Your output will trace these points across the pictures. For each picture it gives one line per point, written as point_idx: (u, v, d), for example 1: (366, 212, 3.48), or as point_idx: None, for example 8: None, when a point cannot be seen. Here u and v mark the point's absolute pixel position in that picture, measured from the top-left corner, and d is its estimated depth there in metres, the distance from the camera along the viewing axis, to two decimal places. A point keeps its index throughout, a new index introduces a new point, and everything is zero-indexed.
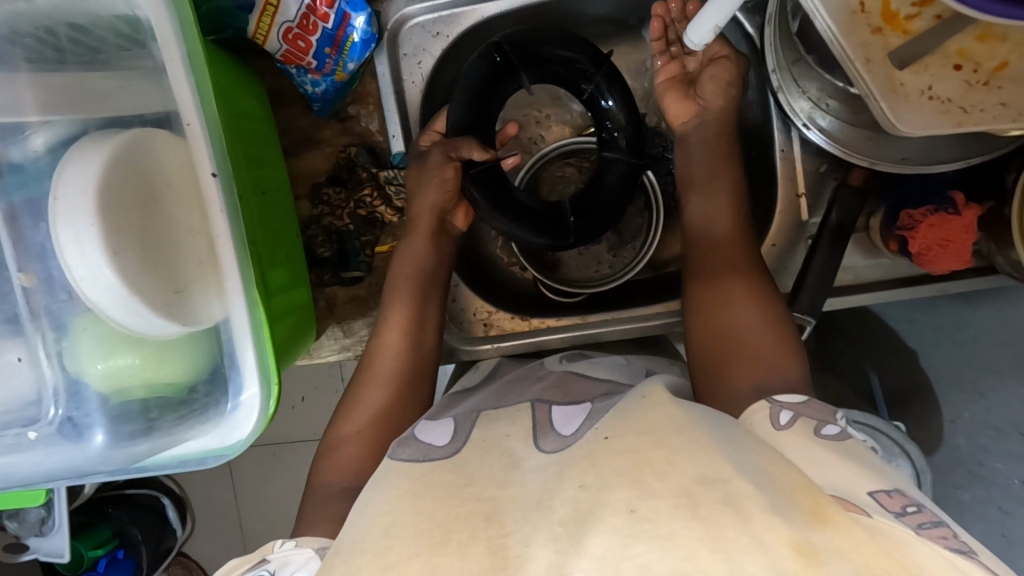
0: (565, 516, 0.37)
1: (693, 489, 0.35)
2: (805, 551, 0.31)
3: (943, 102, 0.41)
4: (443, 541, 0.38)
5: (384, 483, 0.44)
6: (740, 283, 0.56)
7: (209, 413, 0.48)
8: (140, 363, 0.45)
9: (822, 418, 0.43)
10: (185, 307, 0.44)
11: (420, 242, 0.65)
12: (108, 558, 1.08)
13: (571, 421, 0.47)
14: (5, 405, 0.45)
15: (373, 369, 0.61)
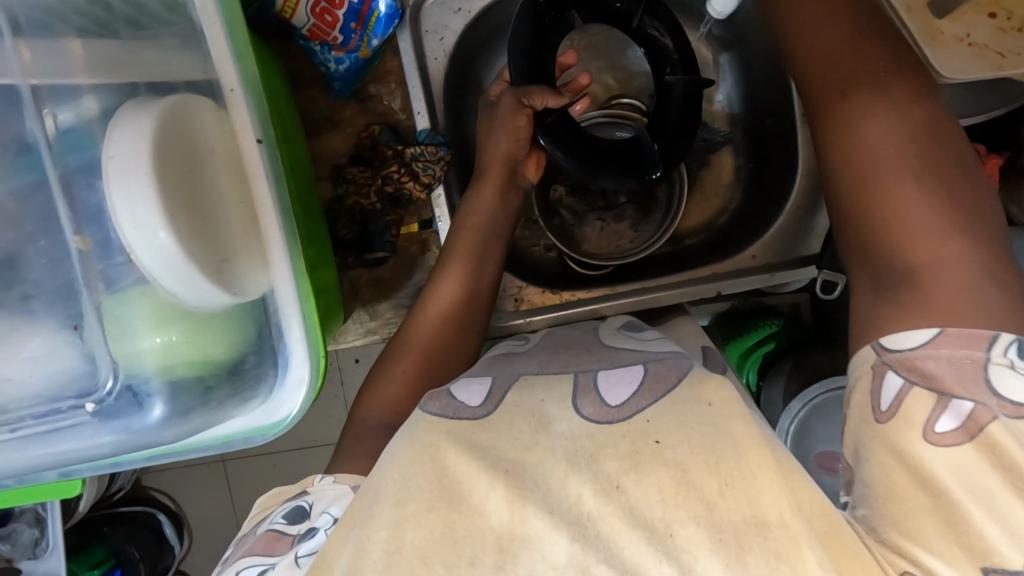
0: (593, 511, 0.37)
1: (744, 533, 0.35)
2: None
3: (980, 48, 0.49)
4: (463, 500, 0.38)
5: (414, 434, 0.42)
6: (881, 117, 0.47)
7: (259, 385, 0.49)
8: (191, 334, 0.44)
9: (940, 398, 0.38)
10: (234, 276, 0.44)
11: (488, 196, 0.65)
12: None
13: (620, 388, 0.43)
14: (56, 380, 0.43)
15: (426, 311, 0.61)
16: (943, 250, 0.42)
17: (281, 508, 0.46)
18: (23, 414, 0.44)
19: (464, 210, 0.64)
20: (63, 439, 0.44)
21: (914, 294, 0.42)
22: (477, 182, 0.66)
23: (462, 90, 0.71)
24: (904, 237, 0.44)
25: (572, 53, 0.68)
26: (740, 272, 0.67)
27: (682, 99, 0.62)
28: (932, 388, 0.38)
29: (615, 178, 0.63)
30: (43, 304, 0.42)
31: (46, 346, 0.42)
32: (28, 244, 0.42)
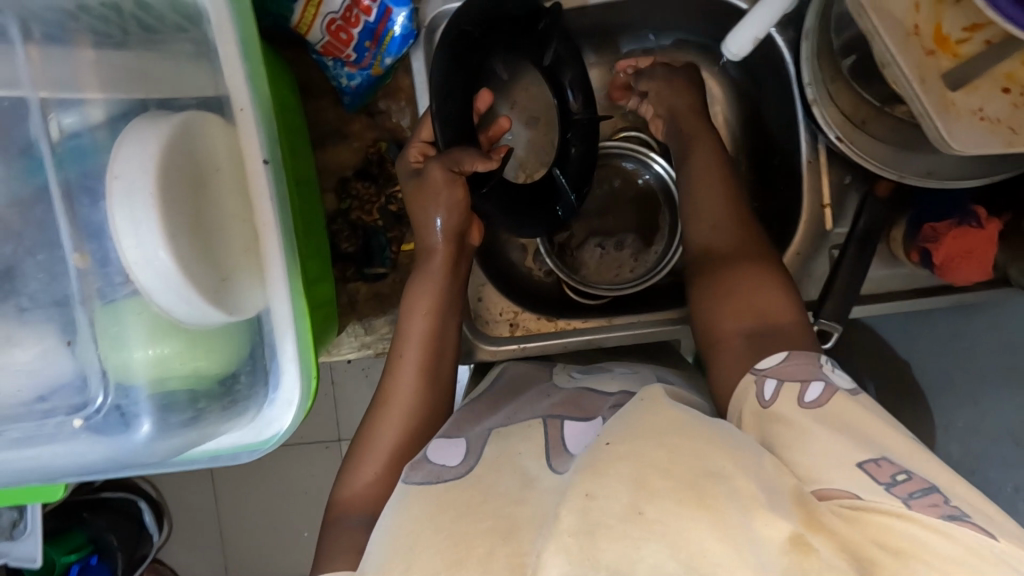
0: (575, 527, 0.34)
1: (700, 485, 0.36)
2: (800, 544, 0.34)
3: (992, 122, 0.43)
4: (464, 558, 0.38)
5: (401, 512, 0.43)
6: (755, 276, 0.56)
7: (249, 404, 0.49)
8: (185, 354, 0.44)
9: (803, 378, 0.46)
10: (232, 295, 0.44)
11: (439, 264, 0.61)
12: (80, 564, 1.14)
13: (584, 438, 0.48)
14: (44, 393, 0.43)
15: (390, 402, 0.59)
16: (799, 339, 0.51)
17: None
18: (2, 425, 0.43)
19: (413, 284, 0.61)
20: (46, 452, 0.44)
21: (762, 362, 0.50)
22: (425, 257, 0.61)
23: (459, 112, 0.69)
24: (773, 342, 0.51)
25: (487, 93, 0.61)
26: None
27: (581, 145, 0.67)
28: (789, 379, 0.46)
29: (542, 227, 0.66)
30: (35, 314, 0.42)
31: (36, 359, 0.42)
32: (27, 257, 0.41)
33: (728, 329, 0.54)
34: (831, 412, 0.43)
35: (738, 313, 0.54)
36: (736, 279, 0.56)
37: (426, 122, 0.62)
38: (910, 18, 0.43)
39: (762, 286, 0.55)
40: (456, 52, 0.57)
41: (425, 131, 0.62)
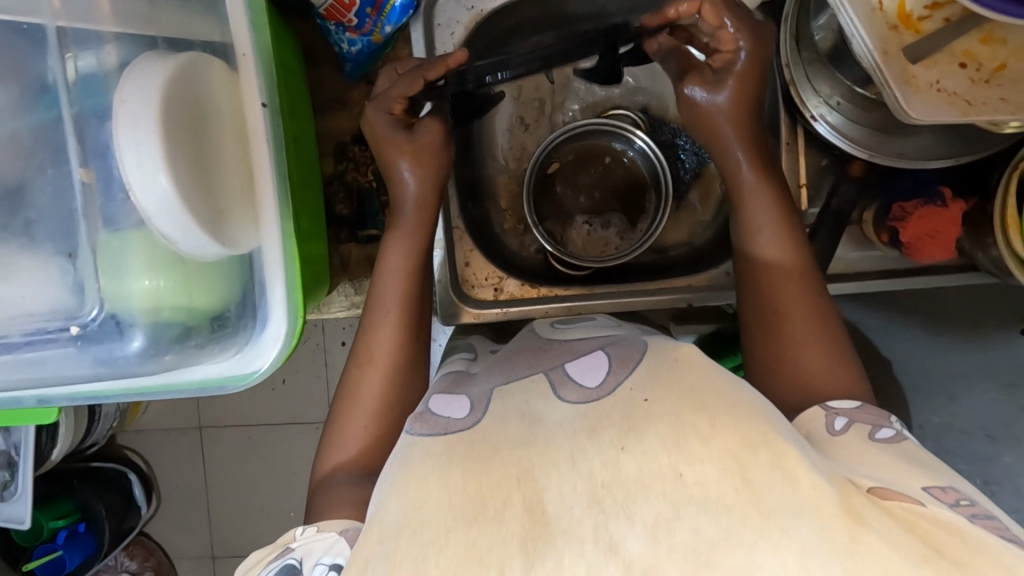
0: (606, 479, 0.37)
1: (740, 455, 0.36)
2: (853, 515, 0.34)
3: (949, 94, 0.46)
4: (480, 512, 0.37)
5: (409, 461, 0.42)
6: (801, 309, 0.55)
7: (239, 334, 0.51)
8: (175, 284, 0.46)
9: (875, 422, 0.46)
10: (226, 229, 0.46)
11: (414, 232, 0.63)
12: (67, 531, 1.22)
13: (593, 371, 0.45)
14: (43, 303, 0.46)
15: (374, 358, 0.61)
16: (842, 378, 0.52)
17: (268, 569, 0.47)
18: (14, 334, 0.47)
19: (387, 250, 0.63)
20: (49, 354, 0.48)
21: (804, 394, 0.51)
22: (391, 230, 0.64)
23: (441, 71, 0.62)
24: (815, 381, 0.52)
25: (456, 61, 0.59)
26: (718, 287, 0.71)
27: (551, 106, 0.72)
28: (867, 420, 0.47)
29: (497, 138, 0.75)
30: (45, 239, 0.45)
31: (40, 271, 0.45)
32: (38, 172, 0.45)
33: (778, 350, 0.54)
34: (904, 449, 0.43)
35: (775, 347, 0.54)
36: (791, 310, 0.55)
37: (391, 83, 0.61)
38: None
39: (807, 323, 0.54)
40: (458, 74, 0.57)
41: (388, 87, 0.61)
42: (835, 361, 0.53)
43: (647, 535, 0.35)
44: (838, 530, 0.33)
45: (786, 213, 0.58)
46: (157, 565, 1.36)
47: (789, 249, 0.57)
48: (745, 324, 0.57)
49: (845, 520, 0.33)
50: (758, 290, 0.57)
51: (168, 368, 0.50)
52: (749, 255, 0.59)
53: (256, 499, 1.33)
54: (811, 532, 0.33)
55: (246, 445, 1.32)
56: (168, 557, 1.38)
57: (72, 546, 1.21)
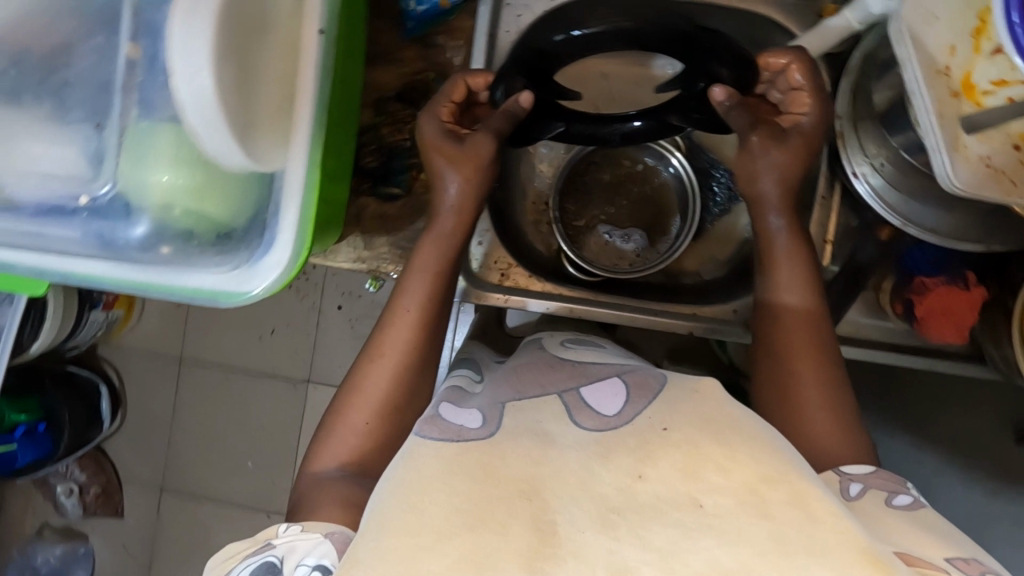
0: (619, 503, 0.38)
1: (757, 488, 0.37)
2: (876, 560, 0.34)
3: (997, 172, 0.45)
4: (484, 522, 0.37)
5: (416, 463, 0.41)
6: (816, 369, 0.55)
7: (242, 252, 0.51)
8: (190, 183, 0.47)
9: (890, 488, 0.45)
10: (253, 141, 0.46)
11: (449, 228, 0.63)
12: (27, 428, 1.21)
13: (607, 398, 0.45)
14: (60, 166, 0.47)
15: (385, 352, 0.61)
16: (845, 449, 0.51)
17: (247, 563, 0.47)
18: (28, 202, 0.49)
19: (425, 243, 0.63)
20: (58, 219, 0.49)
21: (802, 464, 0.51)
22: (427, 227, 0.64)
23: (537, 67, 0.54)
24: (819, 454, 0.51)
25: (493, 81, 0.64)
26: (725, 321, 0.69)
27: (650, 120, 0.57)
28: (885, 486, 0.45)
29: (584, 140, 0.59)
30: (81, 110, 0.46)
31: (71, 135, 0.46)
32: (85, 38, 0.46)
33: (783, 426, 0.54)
34: (923, 518, 0.42)
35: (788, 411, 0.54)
36: (803, 376, 0.55)
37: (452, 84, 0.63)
38: (943, 59, 0.46)
39: (820, 387, 0.54)
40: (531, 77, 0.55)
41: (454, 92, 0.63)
42: (839, 435, 0.52)
43: (659, 562, 0.35)
44: None
45: (811, 274, 0.58)
46: (105, 483, 1.35)
47: (809, 307, 0.57)
48: (757, 384, 0.57)
49: (869, 566, 0.33)
50: (778, 346, 0.57)
51: (162, 265, 0.50)
52: (768, 302, 0.58)
53: (219, 441, 1.33)
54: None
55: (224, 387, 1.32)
56: (118, 478, 1.36)
57: (28, 443, 1.22)
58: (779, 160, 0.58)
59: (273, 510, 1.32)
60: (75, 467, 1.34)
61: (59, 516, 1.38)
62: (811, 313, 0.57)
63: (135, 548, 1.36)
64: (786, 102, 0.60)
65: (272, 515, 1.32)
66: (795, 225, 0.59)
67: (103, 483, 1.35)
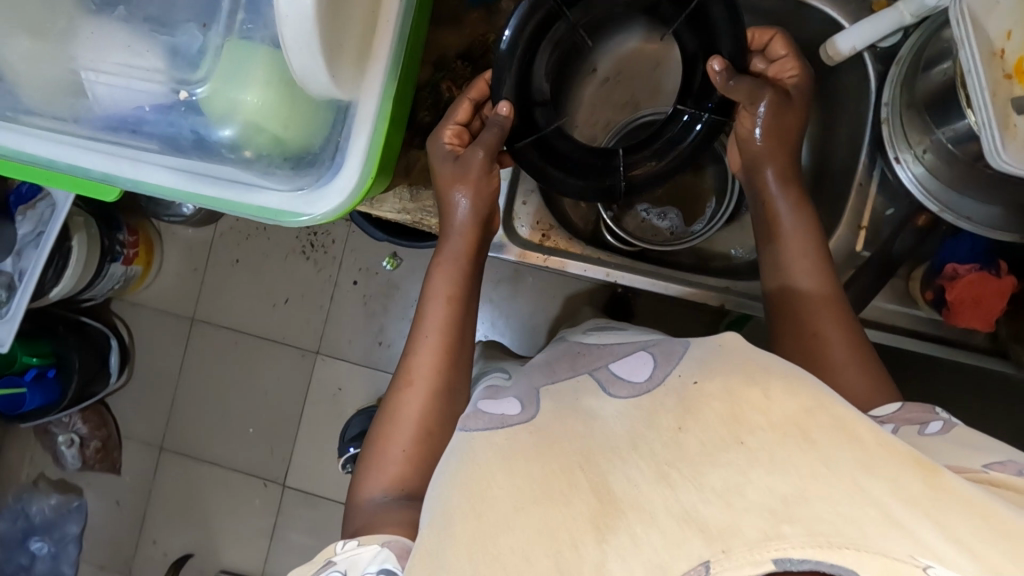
0: (670, 457, 0.37)
1: (799, 421, 0.36)
2: (926, 467, 0.35)
3: None
4: (547, 492, 0.38)
5: (468, 455, 0.43)
6: (841, 333, 0.58)
7: (312, 175, 0.53)
8: (273, 97, 0.48)
9: (921, 418, 0.49)
10: (337, 66, 0.48)
11: (459, 248, 0.66)
12: (37, 372, 1.19)
13: (639, 368, 0.46)
14: (163, 63, 0.50)
15: (413, 379, 0.63)
16: (873, 396, 0.54)
17: None
18: (101, 113, 0.52)
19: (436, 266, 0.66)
20: (150, 116, 0.51)
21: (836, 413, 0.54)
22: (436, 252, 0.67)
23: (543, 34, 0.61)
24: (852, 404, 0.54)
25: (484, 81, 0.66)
26: (750, 296, 0.71)
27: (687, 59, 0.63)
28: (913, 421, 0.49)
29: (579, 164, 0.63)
30: (191, 13, 0.50)
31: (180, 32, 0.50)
32: None
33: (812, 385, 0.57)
34: (958, 437, 0.45)
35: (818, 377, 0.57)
36: (830, 342, 0.57)
37: (456, 104, 0.66)
38: (998, 42, 0.49)
39: (846, 350, 0.57)
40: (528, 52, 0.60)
41: (458, 113, 0.66)
42: (866, 382, 0.55)
43: (720, 501, 0.34)
44: (917, 484, 0.34)
45: (823, 260, 0.61)
46: (105, 438, 1.34)
47: (825, 289, 0.60)
48: (784, 352, 0.60)
49: (920, 471, 0.34)
50: (801, 320, 0.59)
51: (226, 178, 0.52)
52: (784, 287, 0.61)
53: (224, 404, 1.33)
54: (888, 488, 0.33)
55: (232, 351, 1.33)
56: (119, 434, 1.36)
57: (37, 387, 1.19)
58: (784, 120, 0.62)
59: (270, 477, 1.31)
60: (77, 417, 1.32)
61: (56, 467, 1.37)
62: (828, 291, 0.60)
63: (129, 504, 1.35)
64: (771, 73, 0.64)
65: (269, 483, 1.31)
66: (801, 220, 0.62)
67: (103, 437, 1.34)
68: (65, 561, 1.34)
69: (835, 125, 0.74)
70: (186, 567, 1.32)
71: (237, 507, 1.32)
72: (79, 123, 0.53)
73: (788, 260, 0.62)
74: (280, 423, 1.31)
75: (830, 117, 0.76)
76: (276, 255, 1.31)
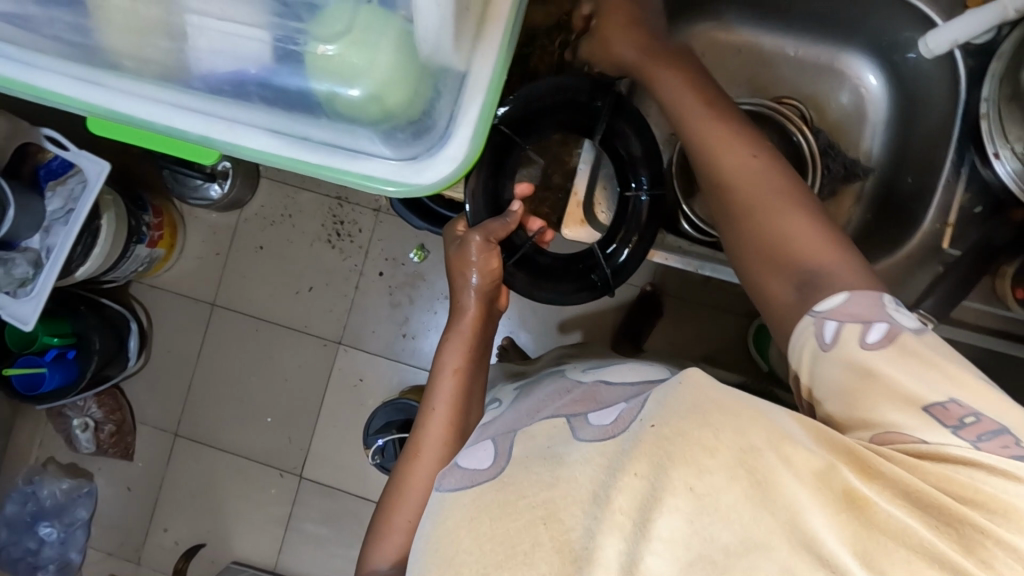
0: (633, 510, 0.39)
1: (745, 458, 0.38)
2: (855, 494, 0.37)
3: None
4: (511, 555, 0.41)
5: (440, 517, 0.46)
6: (797, 222, 0.51)
7: (416, 147, 0.51)
8: (397, 64, 0.48)
9: (868, 317, 0.43)
10: (461, 32, 0.47)
11: (466, 329, 0.68)
12: (59, 352, 1.13)
13: (612, 410, 0.47)
14: (285, 18, 0.48)
15: (421, 451, 0.62)
16: (845, 268, 0.47)
17: None
18: (206, 65, 0.50)
19: (444, 347, 0.67)
20: (261, 72, 0.50)
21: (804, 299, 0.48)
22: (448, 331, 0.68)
23: (508, 153, 0.68)
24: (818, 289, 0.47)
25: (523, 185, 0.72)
26: None
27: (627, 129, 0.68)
28: (858, 319, 0.43)
29: (559, 285, 0.72)
30: None
31: None
32: None
33: (778, 294, 0.50)
34: (899, 350, 0.41)
35: (792, 277, 0.49)
36: (793, 240, 0.50)
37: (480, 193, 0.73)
38: None
39: (811, 238, 0.50)
40: (496, 159, 0.68)
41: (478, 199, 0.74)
42: (831, 255, 0.48)
43: (675, 559, 0.37)
44: (844, 513, 0.37)
45: (771, 164, 0.55)
46: (120, 422, 1.30)
47: (767, 189, 0.53)
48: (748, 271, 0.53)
49: (849, 503, 0.37)
50: (755, 229, 0.53)
51: (321, 142, 0.51)
52: (728, 199, 0.55)
53: (246, 392, 1.30)
54: (820, 520, 0.36)
55: (251, 338, 1.30)
56: (133, 419, 1.32)
57: (57, 367, 1.13)
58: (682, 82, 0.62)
59: (286, 468, 1.28)
60: (91, 402, 1.27)
61: (67, 450, 1.32)
62: (773, 189, 0.53)
63: (141, 491, 1.31)
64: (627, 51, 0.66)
65: (284, 474, 1.28)
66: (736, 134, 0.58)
67: (117, 421, 1.29)
68: (73, 548, 1.28)
69: (914, 121, 0.74)
70: (197, 557, 1.28)
71: (252, 497, 1.28)
72: (179, 77, 0.51)
73: (729, 169, 0.56)
74: (300, 412, 1.28)
75: (911, 116, 0.75)
76: (302, 243, 1.28)
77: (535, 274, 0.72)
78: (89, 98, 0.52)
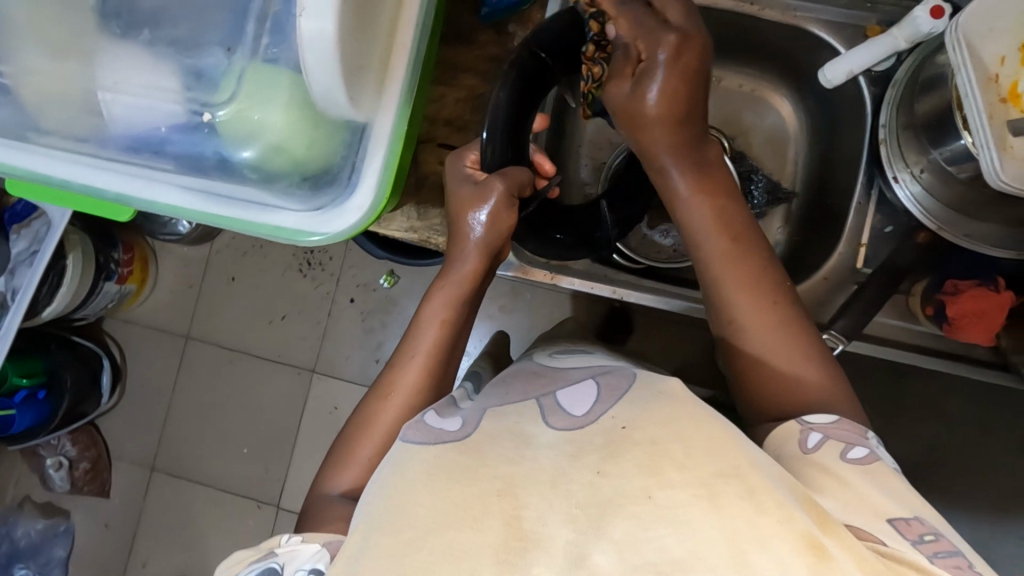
0: (584, 499, 0.34)
1: (711, 483, 0.33)
2: (817, 547, 0.32)
3: None
4: (459, 517, 0.35)
5: (398, 469, 0.39)
6: (794, 344, 0.52)
7: (328, 197, 0.54)
8: (296, 125, 0.50)
9: (848, 439, 0.46)
10: (357, 94, 0.49)
11: (459, 279, 0.60)
12: (27, 392, 1.14)
13: (582, 400, 0.41)
14: (184, 88, 0.50)
15: (389, 396, 0.58)
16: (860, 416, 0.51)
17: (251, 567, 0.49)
18: (119, 134, 0.52)
19: (431, 294, 0.60)
20: (167, 138, 0.51)
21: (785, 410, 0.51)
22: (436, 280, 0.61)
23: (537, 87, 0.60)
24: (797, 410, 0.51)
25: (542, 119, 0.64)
26: None
27: None
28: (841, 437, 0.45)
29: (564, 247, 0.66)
30: (217, 34, 0.50)
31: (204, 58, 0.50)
32: None
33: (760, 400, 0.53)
34: (873, 471, 0.43)
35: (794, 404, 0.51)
36: (791, 364, 0.52)
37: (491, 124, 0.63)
38: (994, 67, 0.54)
39: (819, 374, 0.52)
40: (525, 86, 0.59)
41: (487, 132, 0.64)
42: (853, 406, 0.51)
43: (614, 552, 0.32)
44: (802, 566, 0.31)
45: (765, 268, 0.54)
46: (95, 458, 1.30)
47: (760, 303, 0.53)
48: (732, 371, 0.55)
49: (807, 553, 0.32)
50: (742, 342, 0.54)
51: (241, 199, 0.53)
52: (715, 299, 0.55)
53: (218, 424, 1.30)
54: (771, 567, 0.31)
55: (225, 369, 1.31)
56: (109, 455, 1.32)
57: (28, 408, 1.13)
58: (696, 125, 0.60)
59: (264, 499, 1.27)
60: (66, 439, 1.28)
61: (43, 490, 1.32)
62: (766, 308, 0.53)
63: (118, 527, 1.31)
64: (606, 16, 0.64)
65: (261, 506, 1.27)
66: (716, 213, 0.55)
67: (92, 458, 1.29)
68: None
69: (832, 144, 0.77)
70: None
71: (231, 530, 1.27)
72: (97, 146, 0.53)
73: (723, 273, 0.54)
74: (272, 442, 1.28)
75: (830, 140, 0.78)
76: (270, 273, 1.30)
77: (547, 233, 0.65)
78: (14, 163, 0.53)
